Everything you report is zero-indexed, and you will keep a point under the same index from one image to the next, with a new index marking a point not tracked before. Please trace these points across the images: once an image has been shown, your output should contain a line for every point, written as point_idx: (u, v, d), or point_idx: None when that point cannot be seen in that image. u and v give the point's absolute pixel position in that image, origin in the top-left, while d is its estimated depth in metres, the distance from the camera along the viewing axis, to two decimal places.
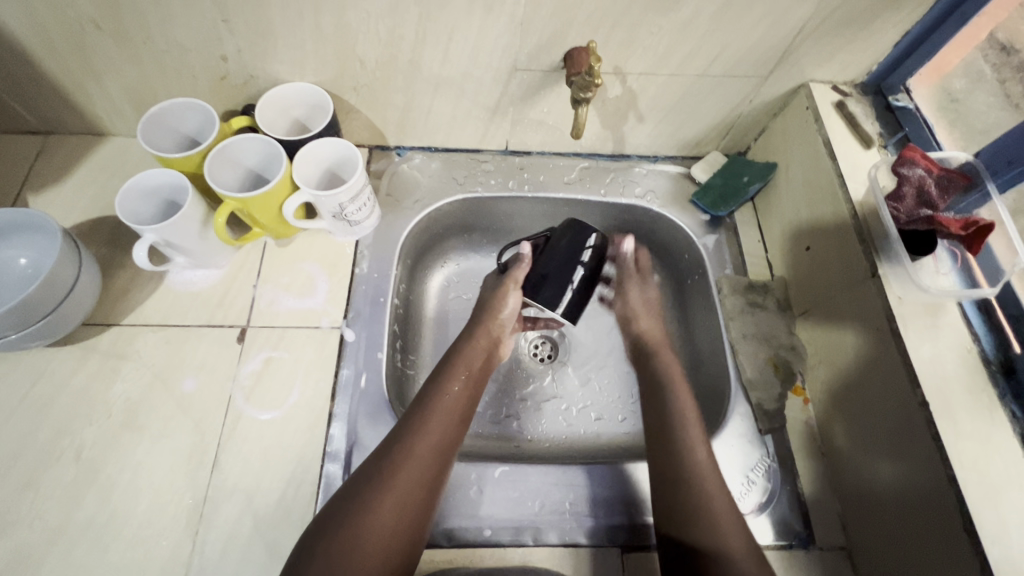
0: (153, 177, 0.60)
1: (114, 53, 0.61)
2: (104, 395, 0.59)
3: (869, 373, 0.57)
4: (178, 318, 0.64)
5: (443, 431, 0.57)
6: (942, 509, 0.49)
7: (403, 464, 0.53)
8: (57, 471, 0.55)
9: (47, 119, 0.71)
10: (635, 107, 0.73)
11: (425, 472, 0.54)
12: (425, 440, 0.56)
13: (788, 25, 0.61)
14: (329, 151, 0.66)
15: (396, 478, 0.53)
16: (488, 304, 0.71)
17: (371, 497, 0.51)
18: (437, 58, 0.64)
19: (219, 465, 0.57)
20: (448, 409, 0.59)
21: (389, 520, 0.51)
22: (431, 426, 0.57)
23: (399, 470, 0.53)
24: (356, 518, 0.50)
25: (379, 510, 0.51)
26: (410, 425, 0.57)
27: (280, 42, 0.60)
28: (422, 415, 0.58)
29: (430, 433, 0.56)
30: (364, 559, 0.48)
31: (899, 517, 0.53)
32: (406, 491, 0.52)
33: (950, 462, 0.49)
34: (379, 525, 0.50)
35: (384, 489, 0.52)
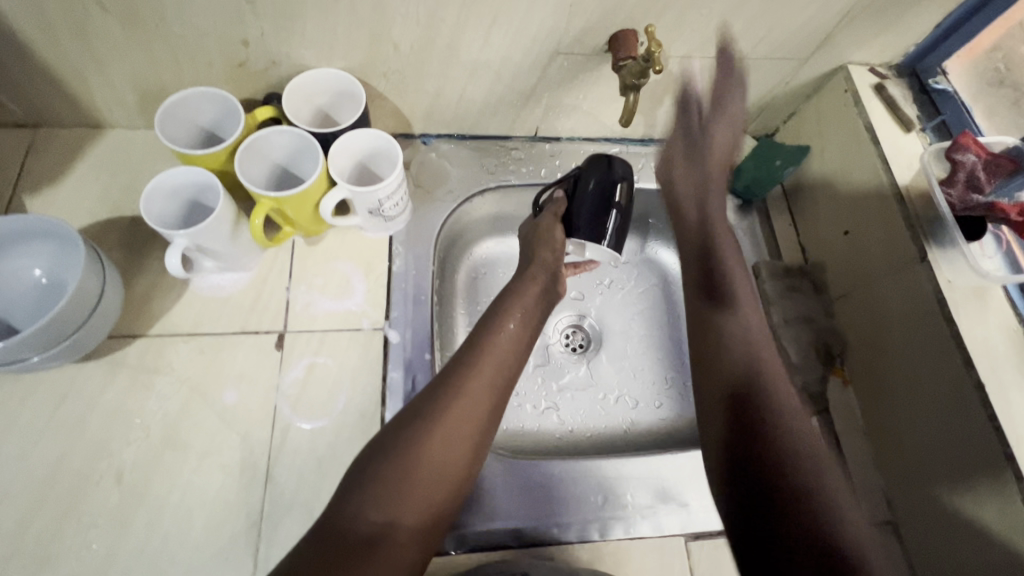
0: (178, 175, 0.55)
1: (120, 36, 0.55)
2: (140, 413, 0.56)
3: (915, 341, 0.59)
4: (209, 326, 0.60)
5: (493, 377, 0.56)
6: (984, 456, 0.52)
7: (451, 405, 0.52)
8: (98, 496, 0.52)
9: (34, 109, 0.64)
10: (671, 91, 0.71)
11: (475, 416, 0.53)
12: (475, 386, 0.54)
13: (836, 6, 0.60)
14: (364, 144, 0.62)
15: (446, 419, 0.51)
16: (536, 239, 0.67)
17: (420, 436, 0.50)
18: (476, 43, 0.60)
19: (272, 480, 0.55)
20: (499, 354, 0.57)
21: (437, 466, 0.49)
22: (486, 364, 0.56)
23: (452, 402, 0.53)
24: (400, 459, 0.49)
25: (426, 454, 0.49)
26: (466, 361, 0.56)
27: (310, 24, 0.56)
28: (472, 359, 0.56)
29: (480, 379, 0.55)
30: (410, 498, 0.48)
31: (944, 470, 0.57)
32: (456, 435, 0.51)
33: (998, 418, 0.52)
34: (427, 466, 0.49)
35: (433, 431, 0.51)
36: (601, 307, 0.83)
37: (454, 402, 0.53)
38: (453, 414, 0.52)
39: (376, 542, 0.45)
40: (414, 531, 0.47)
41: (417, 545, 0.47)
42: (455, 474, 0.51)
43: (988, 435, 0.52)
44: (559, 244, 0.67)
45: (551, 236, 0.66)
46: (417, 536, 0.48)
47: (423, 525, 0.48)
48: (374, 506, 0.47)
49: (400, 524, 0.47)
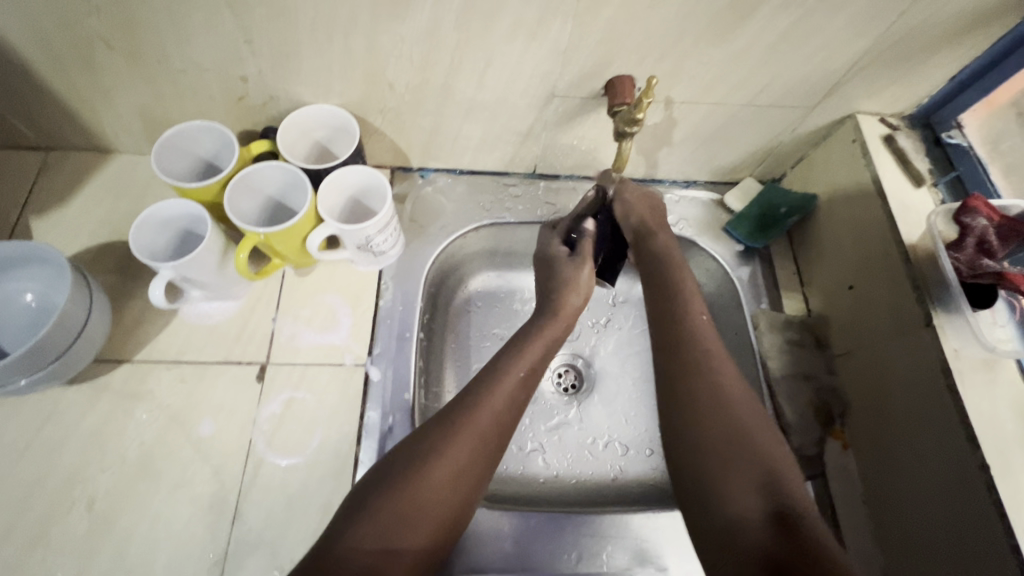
0: (170, 208, 0.57)
1: (125, 70, 0.57)
2: (118, 440, 0.56)
3: (924, 421, 0.55)
4: (193, 354, 0.61)
5: (508, 401, 0.53)
6: (986, 537, 0.49)
7: (458, 439, 0.49)
8: (68, 522, 0.53)
9: (46, 133, 0.66)
10: (672, 134, 0.70)
11: (484, 445, 0.50)
12: (485, 419, 0.51)
13: (842, 57, 0.58)
14: (356, 180, 0.63)
15: (451, 449, 0.48)
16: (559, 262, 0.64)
17: (423, 466, 0.47)
18: (471, 84, 0.60)
19: (240, 517, 0.54)
20: (514, 383, 0.54)
21: (440, 501, 0.46)
22: (496, 393, 0.52)
23: (459, 433, 0.49)
24: (405, 492, 0.45)
25: (432, 488, 0.46)
26: (477, 391, 0.52)
27: (306, 64, 0.57)
28: (484, 387, 0.53)
29: (492, 410, 0.51)
30: (412, 532, 0.45)
31: (948, 554, 0.52)
32: (461, 472, 0.48)
33: (998, 495, 0.49)
34: (431, 500, 0.46)
35: (435, 465, 0.47)
36: (595, 346, 0.81)
37: (461, 433, 0.49)
38: (457, 446, 0.48)
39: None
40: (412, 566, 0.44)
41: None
42: (458, 509, 0.48)
43: (990, 519, 0.49)
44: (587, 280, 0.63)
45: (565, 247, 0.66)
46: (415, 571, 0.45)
47: (421, 559, 0.45)
48: (379, 538, 0.43)
49: (401, 558, 0.44)
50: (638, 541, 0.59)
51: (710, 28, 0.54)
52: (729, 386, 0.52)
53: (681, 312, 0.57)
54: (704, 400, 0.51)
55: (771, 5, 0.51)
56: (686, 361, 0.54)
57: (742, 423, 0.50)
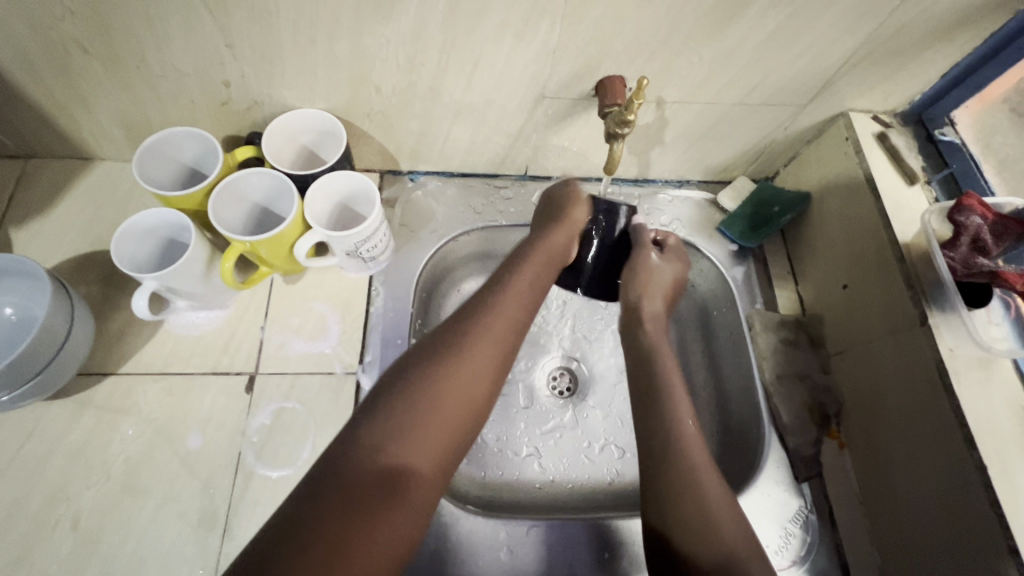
0: (152, 217, 0.56)
1: (103, 76, 0.56)
2: (102, 455, 0.55)
3: (914, 405, 0.56)
4: (179, 365, 0.60)
5: (517, 314, 0.53)
6: (977, 527, 0.49)
7: (471, 345, 0.48)
8: (52, 540, 0.52)
9: (25, 141, 0.65)
10: (663, 133, 0.69)
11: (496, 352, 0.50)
12: (488, 331, 0.50)
13: (834, 55, 0.57)
14: (342, 185, 0.61)
15: (467, 355, 0.48)
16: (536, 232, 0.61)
17: (430, 374, 0.46)
18: (459, 86, 0.59)
19: (230, 531, 0.53)
20: (514, 299, 0.53)
21: (451, 404, 0.45)
22: (504, 305, 0.52)
23: (472, 342, 0.49)
24: (413, 399, 0.44)
25: (440, 392, 0.45)
26: (484, 303, 0.52)
27: (289, 67, 0.55)
28: (486, 303, 0.52)
29: (502, 317, 0.51)
30: (426, 435, 0.43)
31: (938, 542, 0.53)
32: (469, 377, 0.47)
33: (994, 492, 0.48)
34: (441, 403, 0.45)
35: (451, 371, 0.46)
36: (590, 349, 0.80)
37: (472, 341, 0.49)
38: (472, 353, 0.48)
39: (396, 481, 0.40)
40: (434, 473, 0.43)
41: (437, 486, 0.43)
42: (473, 412, 0.47)
43: (982, 508, 0.49)
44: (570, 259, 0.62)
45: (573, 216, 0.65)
46: (434, 481, 0.43)
47: (442, 464, 0.44)
48: (390, 443, 0.42)
49: (419, 463, 0.42)
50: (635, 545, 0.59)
51: (700, 26, 0.53)
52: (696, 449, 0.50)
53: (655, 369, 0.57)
54: (675, 456, 0.49)
55: (760, 3, 0.51)
56: (656, 429, 0.52)
57: (700, 471, 0.48)
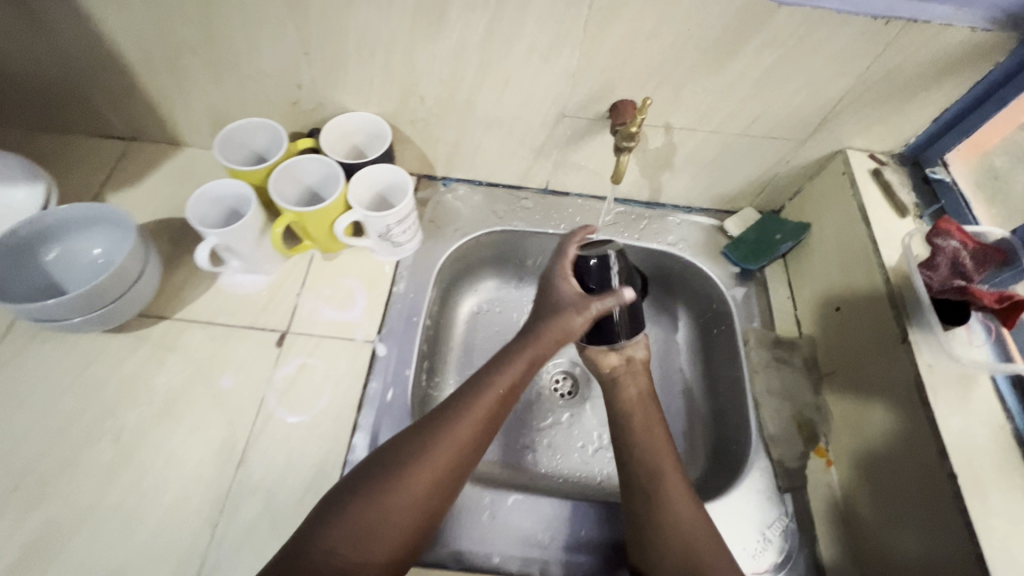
0: (222, 187, 0.66)
1: (202, 72, 0.68)
2: (149, 384, 0.63)
3: (899, 419, 0.57)
4: (224, 317, 0.68)
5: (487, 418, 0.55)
6: (949, 535, 0.50)
7: (432, 450, 0.52)
8: (96, 449, 0.59)
9: (131, 125, 0.79)
10: (673, 158, 0.76)
11: (456, 453, 0.53)
12: (460, 430, 0.54)
13: (827, 94, 0.64)
14: (383, 177, 0.71)
15: (425, 462, 0.52)
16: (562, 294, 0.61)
17: (395, 475, 0.51)
18: (491, 101, 0.69)
19: (245, 462, 0.59)
20: (489, 402, 0.55)
21: (410, 510, 0.51)
22: (475, 410, 0.55)
23: (436, 447, 0.53)
24: (376, 500, 0.50)
25: (398, 498, 0.50)
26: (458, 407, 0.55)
27: (352, 75, 0.67)
28: (460, 406, 0.55)
29: (472, 420, 0.54)
30: (381, 537, 0.49)
31: None
32: (428, 483, 0.52)
33: (962, 496, 0.49)
34: (401, 508, 0.50)
35: (409, 478, 0.51)
36: None
37: (438, 447, 0.52)
38: (431, 461, 0.52)
39: None
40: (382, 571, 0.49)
41: None
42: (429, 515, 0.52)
43: (955, 521, 0.49)
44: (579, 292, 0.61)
45: (574, 315, 0.58)
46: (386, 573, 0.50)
47: (393, 564, 0.50)
48: (345, 544, 0.48)
49: (369, 564, 0.49)
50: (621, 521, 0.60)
51: (701, 61, 0.61)
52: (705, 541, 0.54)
53: (656, 466, 0.58)
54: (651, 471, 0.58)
55: (756, 42, 0.58)
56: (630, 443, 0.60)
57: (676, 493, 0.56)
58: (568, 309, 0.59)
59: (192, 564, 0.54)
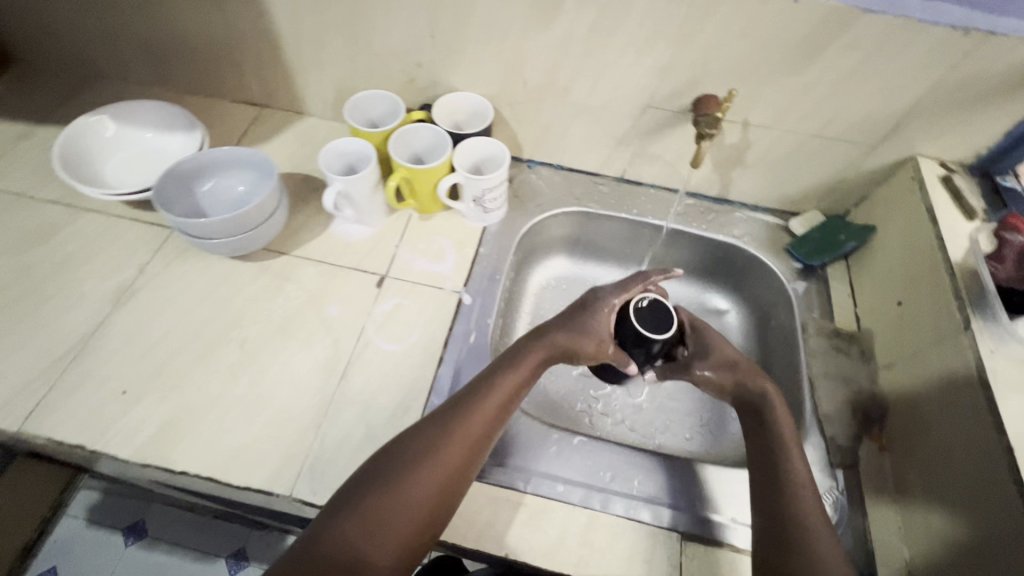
0: (348, 144, 0.77)
1: (339, 48, 0.80)
2: (268, 304, 0.73)
3: (956, 402, 0.59)
4: (333, 258, 0.78)
5: (489, 419, 0.57)
6: (1006, 509, 0.51)
7: (440, 445, 0.54)
8: (223, 351, 0.68)
9: (267, 93, 0.91)
10: (746, 155, 0.82)
11: (465, 448, 0.55)
12: (467, 430, 0.56)
13: (902, 100, 0.69)
14: (482, 149, 0.80)
15: (434, 457, 0.53)
16: (576, 319, 0.65)
17: (404, 472, 0.52)
18: (585, 89, 0.77)
19: (345, 378, 0.68)
20: (492, 403, 0.58)
21: (423, 504, 0.52)
22: (478, 410, 0.57)
23: (445, 442, 0.55)
24: (390, 489, 0.51)
25: (411, 491, 0.51)
26: (461, 406, 0.58)
27: (466, 57, 0.76)
28: (464, 407, 0.57)
29: (478, 418, 0.57)
30: (391, 533, 0.50)
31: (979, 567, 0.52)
32: (440, 476, 0.53)
33: (1018, 468, 0.51)
34: (411, 503, 0.51)
35: (420, 471, 0.53)
36: None
37: (446, 443, 0.54)
38: (440, 456, 0.54)
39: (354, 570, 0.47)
40: (392, 567, 0.49)
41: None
42: (441, 512, 0.53)
43: (1011, 494, 0.51)
44: (598, 320, 0.65)
45: (583, 340, 0.64)
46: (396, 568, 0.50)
47: (405, 559, 0.50)
48: (358, 535, 0.49)
49: (380, 556, 0.49)
50: (683, 474, 0.64)
51: (785, 60, 0.67)
52: (817, 523, 0.52)
53: (777, 444, 0.58)
54: (780, 482, 0.55)
55: (838, 45, 0.64)
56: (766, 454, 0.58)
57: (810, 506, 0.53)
58: (590, 336, 0.64)
59: (297, 455, 0.62)
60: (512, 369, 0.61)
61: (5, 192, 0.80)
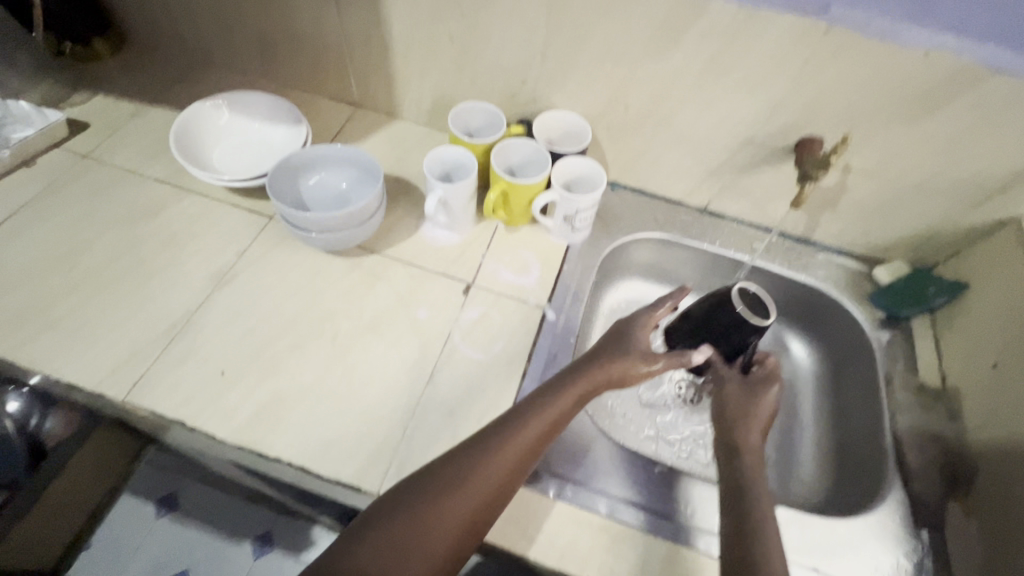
0: (450, 152, 0.79)
1: (448, 58, 0.82)
2: (359, 301, 0.74)
3: None
4: (422, 261, 0.80)
5: (518, 457, 0.55)
6: None
7: (462, 483, 0.52)
8: (316, 343, 0.70)
9: (365, 94, 0.94)
10: (839, 199, 0.81)
11: (487, 488, 0.53)
12: (487, 471, 0.53)
13: (1016, 160, 0.68)
14: (577, 170, 0.80)
15: (454, 495, 0.52)
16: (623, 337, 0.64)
17: (424, 506, 0.51)
18: (686, 120, 0.78)
19: (432, 382, 0.69)
20: (526, 438, 0.56)
21: (441, 544, 0.51)
22: (507, 448, 0.55)
23: (467, 480, 0.53)
24: (404, 525, 0.50)
25: (426, 529, 0.50)
26: (491, 442, 0.55)
27: (573, 79, 0.78)
28: (493, 441, 0.55)
29: (505, 457, 0.54)
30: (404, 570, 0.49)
31: None
32: (462, 515, 0.52)
33: None
34: (428, 541, 0.50)
35: (438, 509, 0.51)
36: None
37: (467, 481, 0.53)
38: (458, 493, 0.52)
39: None
40: None
41: None
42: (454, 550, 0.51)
43: None
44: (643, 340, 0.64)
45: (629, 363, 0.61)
46: None
47: None
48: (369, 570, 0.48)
49: None
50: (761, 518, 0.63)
51: (901, 110, 0.67)
52: None
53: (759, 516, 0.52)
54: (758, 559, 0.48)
55: (959, 102, 0.64)
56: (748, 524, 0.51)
57: None
58: (634, 354, 0.62)
59: (384, 453, 0.63)
60: (545, 409, 0.58)
61: (117, 167, 0.84)
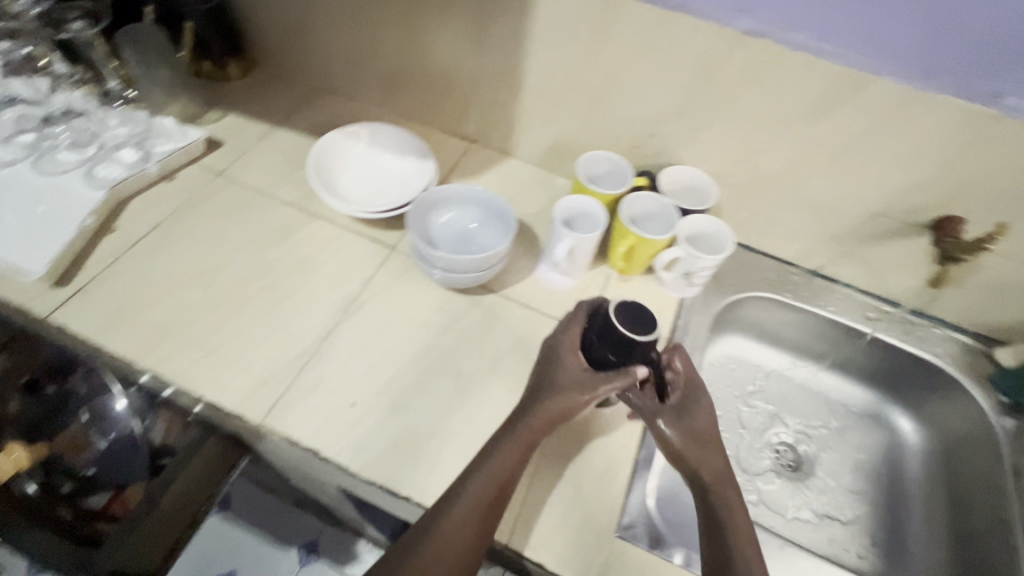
0: (577, 201, 0.79)
1: (578, 107, 0.83)
2: (480, 340, 0.75)
3: None
4: (538, 304, 0.80)
5: (494, 490, 0.57)
6: None
7: (446, 522, 0.55)
8: (440, 380, 0.71)
9: (482, 130, 0.95)
10: (969, 278, 0.79)
11: (468, 522, 0.55)
12: (469, 504, 0.56)
13: None
14: (701, 227, 0.80)
15: (440, 532, 0.54)
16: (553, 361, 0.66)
17: (418, 546, 0.54)
18: (819, 187, 0.77)
19: (554, 431, 0.69)
20: (497, 472, 0.58)
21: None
22: (479, 479, 0.57)
23: (449, 516, 0.55)
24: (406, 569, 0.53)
25: (422, 570, 0.53)
26: (465, 478, 0.58)
27: (707, 137, 0.78)
28: (467, 479, 0.58)
29: (478, 489, 0.57)
30: None
31: None
32: (452, 551, 0.54)
33: None
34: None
35: (430, 548, 0.54)
36: (819, 441, 0.88)
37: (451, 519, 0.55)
38: (443, 531, 0.54)
39: None
40: None
41: None
42: None
43: None
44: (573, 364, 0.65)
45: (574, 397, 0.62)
46: None
47: None
48: None
49: None
50: None
51: None
52: None
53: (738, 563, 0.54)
54: None
55: None
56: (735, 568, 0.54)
57: None
58: (575, 391, 0.63)
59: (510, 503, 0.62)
60: (506, 442, 0.60)
61: (249, 187, 0.87)
